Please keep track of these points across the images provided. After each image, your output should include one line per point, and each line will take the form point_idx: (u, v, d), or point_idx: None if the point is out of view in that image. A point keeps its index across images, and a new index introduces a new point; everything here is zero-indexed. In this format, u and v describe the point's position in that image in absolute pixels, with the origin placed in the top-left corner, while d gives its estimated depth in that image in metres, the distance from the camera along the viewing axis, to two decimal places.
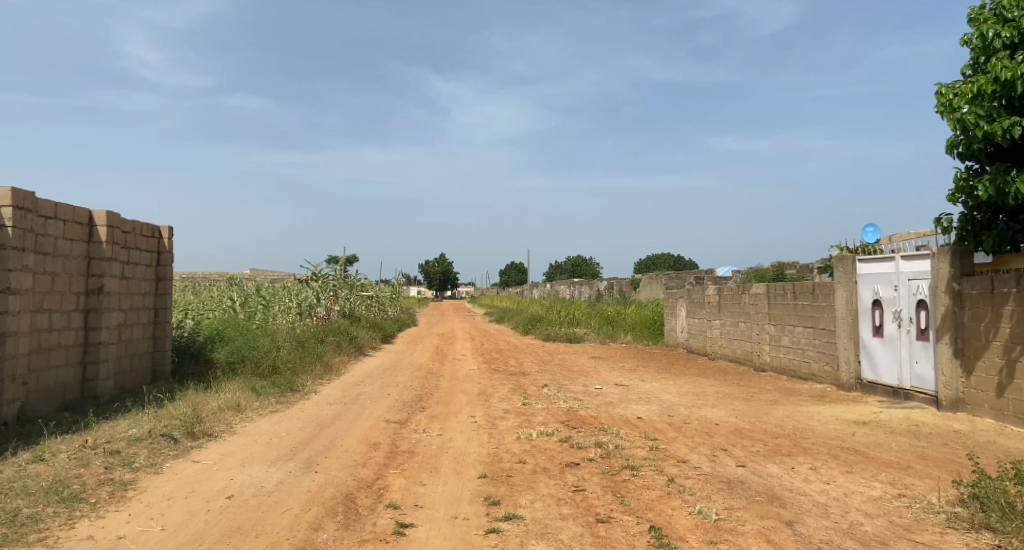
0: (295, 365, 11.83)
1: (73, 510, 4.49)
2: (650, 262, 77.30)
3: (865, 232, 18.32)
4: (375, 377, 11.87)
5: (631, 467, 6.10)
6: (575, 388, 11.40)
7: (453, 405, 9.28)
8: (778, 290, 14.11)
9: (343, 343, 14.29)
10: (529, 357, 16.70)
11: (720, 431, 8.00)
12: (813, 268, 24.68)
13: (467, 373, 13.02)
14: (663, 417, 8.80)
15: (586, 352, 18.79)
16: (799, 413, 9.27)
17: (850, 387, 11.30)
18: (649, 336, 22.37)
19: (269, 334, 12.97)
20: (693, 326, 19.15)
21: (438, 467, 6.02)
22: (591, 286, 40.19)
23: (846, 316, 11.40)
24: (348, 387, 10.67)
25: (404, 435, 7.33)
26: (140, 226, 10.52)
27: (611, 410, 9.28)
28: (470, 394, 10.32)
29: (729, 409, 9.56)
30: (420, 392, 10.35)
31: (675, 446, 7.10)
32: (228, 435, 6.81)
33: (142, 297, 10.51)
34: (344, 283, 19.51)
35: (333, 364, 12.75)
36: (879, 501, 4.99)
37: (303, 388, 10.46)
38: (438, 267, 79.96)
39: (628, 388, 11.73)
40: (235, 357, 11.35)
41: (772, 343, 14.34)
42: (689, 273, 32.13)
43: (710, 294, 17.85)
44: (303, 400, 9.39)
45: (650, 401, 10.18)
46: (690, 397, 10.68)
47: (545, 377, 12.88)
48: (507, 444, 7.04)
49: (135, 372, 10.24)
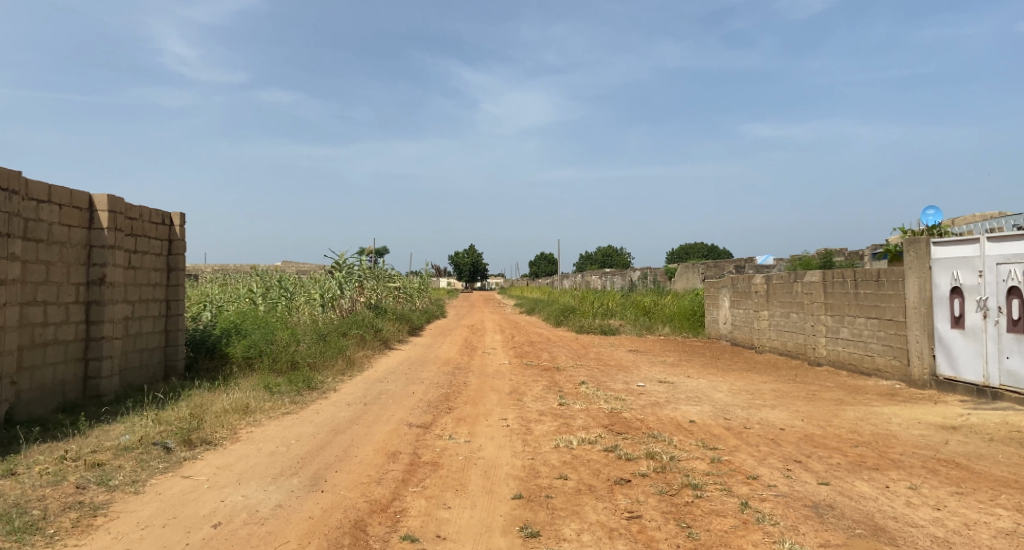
0: (316, 360, 11.09)
1: (23, 545, 3.69)
2: (684, 252, 75.72)
3: (926, 216, 17.05)
4: (399, 373, 11.05)
5: (693, 486, 5.16)
6: (616, 385, 10.45)
7: (482, 406, 8.42)
8: (837, 277, 13.02)
9: (367, 336, 13.52)
10: (563, 350, 15.78)
11: (787, 437, 7.03)
12: (863, 255, 23.33)
13: (497, 368, 12.15)
14: (719, 421, 7.83)
15: (623, 345, 17.83)
16: (872, 415, 8.21)
17: (924, 384, 10.25)
18: (688, 328, 21.30)
19: (289, 327, 12.25)
20: (738, 317, 18.03)
21: (466, 484, 5.16)
22: (623, 276, 39.05)
23: (919, 306, 10.32)
24: (370, 384, 9.85)
25: (428, 442, 6.48)
26: (149, 212, 9.79)
27: (658, 412, 8.35)
28: (501, 393, 9.46)
29: (792, 411, 8.56)
30: (447, 390, 9.50)
31: (739, 458, 6.15)
32: (229, 442, 6.00)
33: (151, 288, 9.80)
34: (369, 273, 18.73)
35: (356, 358, 11.99)
36: (1015, 538, 4.03)
37: (322, 385, 9.68)
38: (468, 258, 79.23)
39: (674, 386, 10.75)
40: (251, 352, 10.64)
41: (829, 335, 13.28)
42: (728, 261, 30.90)
43: (757, 283, 16.74)
44: (319, 400, 8.59)
45: (701, 401, 9.18)
46: (744, 397, 9.69)
47: (583, 373, 11.95)
48: (544, 454, 6.15)
49: (144, 368, 9.54)
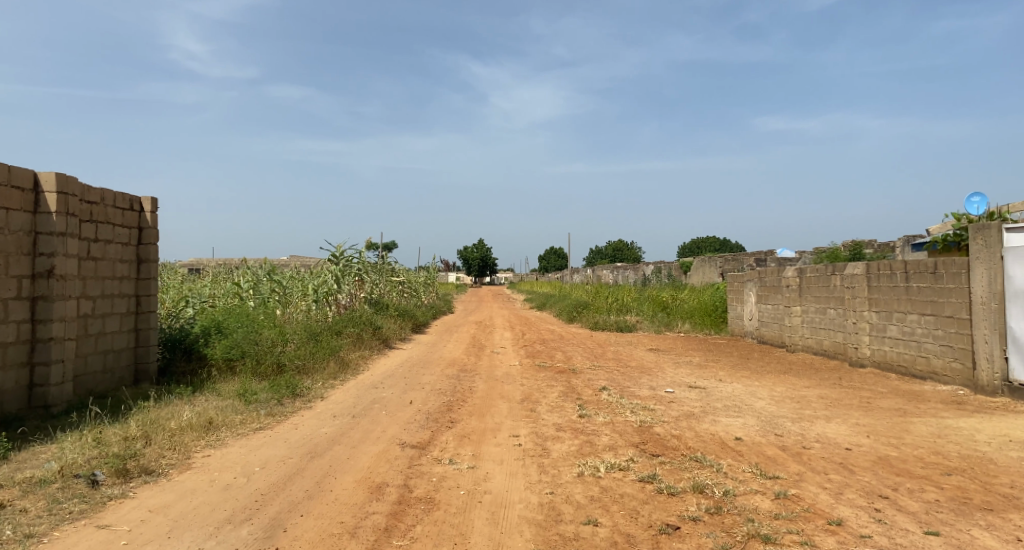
0: (306, 362, 9.95)
1: None
2: (696, 246, 74.29)
3: (972, 203, 15.79)
4: (398, 377, 9.88)
5: (763, 539, 3.96)
6: (641, 392, 9.26)
7: (490, 418, 7.23)
8: (883, 269, 11.77)
9: (365, 334, 12.36)
10: (578, 349, 14.57)
11: (859, 460, 5.79)
12: (896, 246, 21.96)
13: (507, 370, 10.98)
14: (770, 438, 6.60)
15: (642, 343, 16.60)
16: (950, 430, 6.95)
17: (994, 390, 9.06)
18: (710, 325, 20.06)
19: (278, 325, 11.11)
20: (766, 313, 16.79)
21: (467, 535, 3.99)
22: (636, 269, 37.83)
23: (988, 302, 9.14)
24: (363, 391, 8.68)
25: (423, 470, 5.30)
26: (113, 196, 8.56)
27: (696, 426, 7.14)
28: (511, 401, 8.27)
29: (852, 425, 7.34)
30: (450, 398, 8.32)
31: (810, 491, 4.95)
32: (175, 471, 4.82)
33: (117, 281, 8.61)
34: (370, 266, 17.54)
35: (352, 361, 10.83)
36: None
37: (309, 392, 8.52)
38: (477, 253, 78.04)
39: (706, 392, 9.53)
40: (233, 353, 9.50)
41: (874, 333, 12.07)
42: (748, 254, 29.56)
43: (789, 276, 15.47)
44: (302, 411, 7.41)
45: (742, 412, 7.97)
46: (791, 406, 8.47)
47: (602, 375, 10.76)
48: (566, 486, 4.97)
49: (108, 372, 8.39)
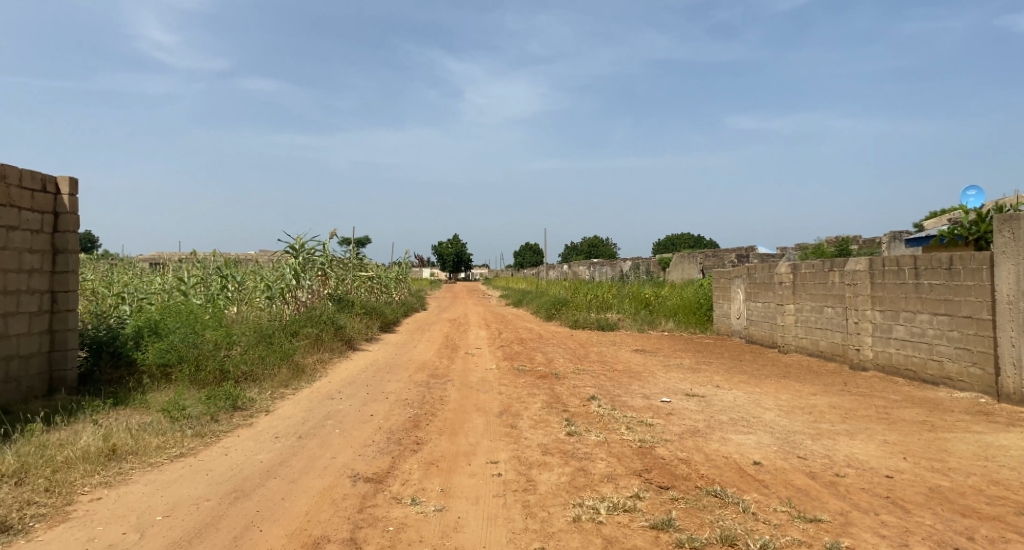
0: (254, 367, 8.75)
1: None
2: (672, 243, 73.85)
3: (969, 196, 15.10)
4: (360, 385, 8.74)
5: None
6: (634, 401, 8.23)
7: (464, 440, 6.13)
8: (888, 265, 10.91)
9: (325, 335, 11.17)
10: (559, 351, 13.54)
11: (909, 493, 4.81)
12: (883, 242, 21.30)
13: (483, 376, 9.88)
14: (795, 464, 5.60)
15: (626, 343, 15.60)
16: (995, 450, 6.01)
17: (1021, 399, 8.20)
18: (694, 323, 19.18)
19: (225, 325, 9.88)
20: (755, 312, 15.89)
21: None
22: (614, 266, 36.98)
23: (1014, 301, 8.30)
24: (317, 403, 7.53)
25: (377, 515, 4.20)
26: (18, 174, 7.27)
27: (705, 446, 6.12)
28: (488, 416, 7.18)
29: (882, 442, 6.36)
30: (418, 412, 7.22)
31: (865, 540, 3.94)
32: (42, 526, 3.67)
33: (24, 276, 7.34)
34: (335, 260, 16.28)
35: (308, 366, 9.65)
36: None
37: (252, 406, 7.32)
38: (452, 249, 76.62)
39: (705, 401, 8.52)
40: (168, 357, 8.28)
41: (878, 334, 11.20)
42: (729, 250, 28.82)
43: (782, 272, 14.58)
44: (238, 431, 6.24)
45: (753, 427, 6.97)
46: (804, 419, 7.50)
47: (587, 381, 9.71)
48: (559, 538, 3.89)
49: (10, 383, 7.11)
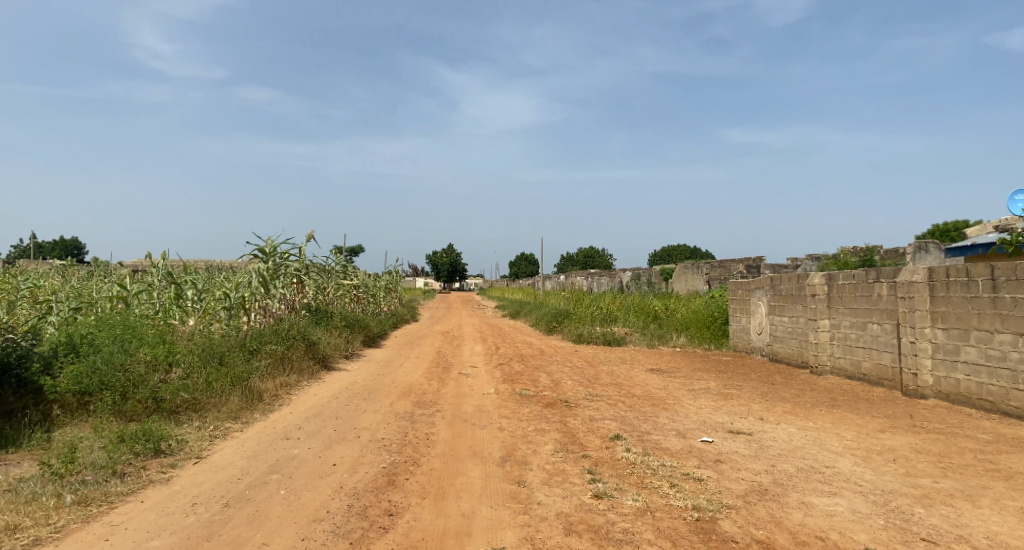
0: (196, 395, 7.05)
1: None
2: (670, 254, 72.26)
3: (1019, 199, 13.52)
4: (326, 417, 7.04)
5: None
6: (670, 443, 6.54)
7: (453, 508, 4.44)
8: (953, 275, 9.31)
9: (293, 353, 9.48)
10: (565, 370, 11.85)
11: None
12: (910, 251, 19.75)
13: (479, 403, 8.17)
14: None
15: (638, 361, 13.93)
16: None
17: None
18: (709, 339, 17.54)
19: (167, 340, 8.16)
20: (782, 327, 14.24)
21: None
22: (615, 276, 35.33)
23: None
24: (267, 446, 5.83)
25: None
26: None
27: (785, 519, 4.45)
28: (487, 465, 5.47)
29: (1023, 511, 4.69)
30: (397, 460, 5.51)
31: None
32: None
33: None
34: (314, 266, 14.58)
35: (267, 393, 7.97)
36: None
37: (179, 451, 5.60)
38: (447, 259, 74.96)
39: (755, 442, 6.83)
40: (85, 384, 6.59)
41: (940, 356, 9.56)
42: (738, 261, 27.23)
43: (813, 284, 12.94)
44: (146, 492, 4.55)
45: (836, 485, 5.29)
46: (894, 470, 5.81)
47: (605, 413, 8.02)
48: None
49: None
